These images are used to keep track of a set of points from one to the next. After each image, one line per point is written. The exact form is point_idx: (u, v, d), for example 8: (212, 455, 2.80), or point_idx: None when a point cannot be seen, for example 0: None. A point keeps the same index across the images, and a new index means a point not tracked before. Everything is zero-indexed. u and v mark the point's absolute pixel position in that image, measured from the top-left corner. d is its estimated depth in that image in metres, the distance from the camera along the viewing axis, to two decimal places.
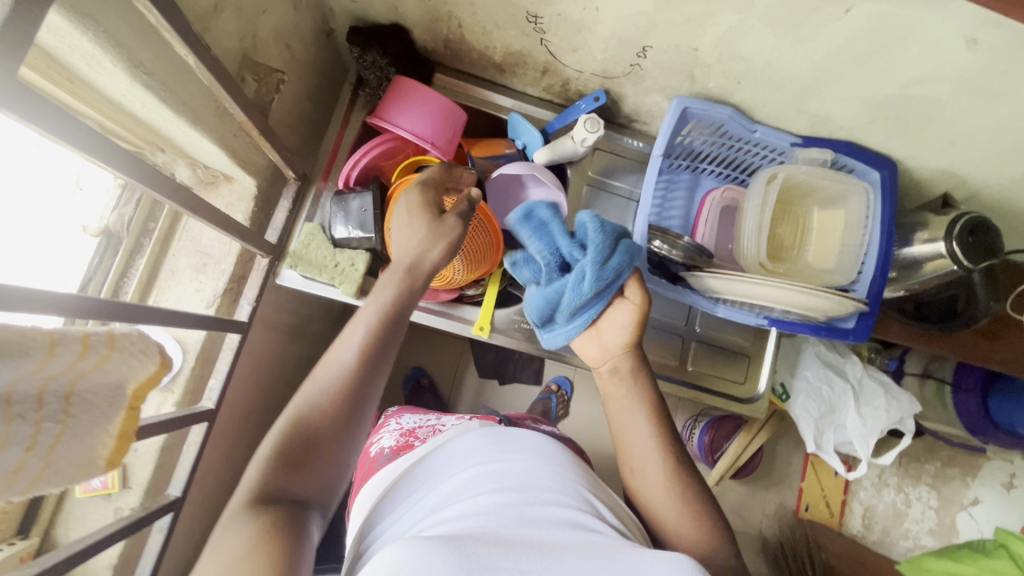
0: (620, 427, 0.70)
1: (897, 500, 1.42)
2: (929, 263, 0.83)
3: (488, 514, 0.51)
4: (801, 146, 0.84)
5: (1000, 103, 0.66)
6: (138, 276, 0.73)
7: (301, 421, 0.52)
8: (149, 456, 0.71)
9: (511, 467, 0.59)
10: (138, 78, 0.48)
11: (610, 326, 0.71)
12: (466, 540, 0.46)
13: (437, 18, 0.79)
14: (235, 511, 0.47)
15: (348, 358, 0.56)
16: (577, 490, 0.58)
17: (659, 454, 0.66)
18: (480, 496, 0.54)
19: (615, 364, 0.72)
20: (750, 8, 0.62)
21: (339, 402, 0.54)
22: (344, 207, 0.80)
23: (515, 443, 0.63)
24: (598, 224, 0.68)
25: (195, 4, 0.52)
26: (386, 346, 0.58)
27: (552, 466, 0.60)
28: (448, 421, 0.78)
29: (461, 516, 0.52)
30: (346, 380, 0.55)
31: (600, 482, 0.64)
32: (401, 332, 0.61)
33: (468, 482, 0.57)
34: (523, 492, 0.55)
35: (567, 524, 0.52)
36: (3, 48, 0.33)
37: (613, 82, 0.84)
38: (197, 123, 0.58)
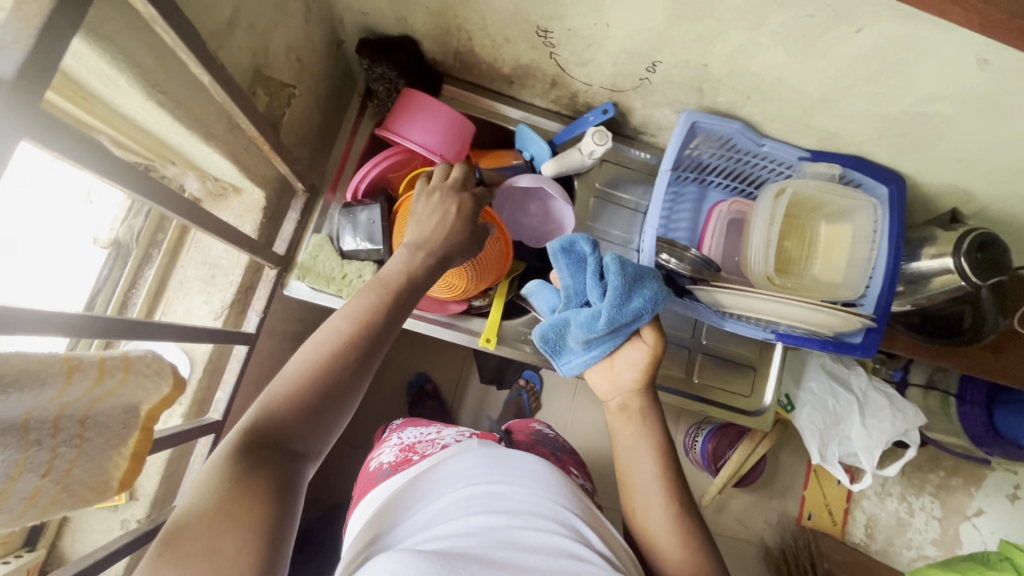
0: (624, 462, 0.70)
1: (901, 510, 1.43)
2: (937, 278, 0.83)
3: (478, 536, 0.51)
4: (809, 160, 0.84)
5: (1012, 122, 0.66)
6: (146, 287, 0.73)
7: (309, 371, 0.50)
8: (156, 468, 0.71)
9: (504, 487, 0.59)
10: (154, 98, 0.48)
11: (624, 364, 0.72)
12: (456, 562, 0.46)
13: (447, 31, 0.79)
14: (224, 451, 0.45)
15: (357, 315, 0.54)
16: (567, 516, 0.58)
17: (663, 495, 0.66)
18: (472, 518, 0.54)
19: (624, 400, 0.72)
20: (762, 27, 0.62)
21: (346, 357, 0.52)
22: (353, 219, 0.80)
23: (511, 467, 0.63)
24: (620, 267, 0.67)
25: (208, 22, 0.52)
26: (395, 318, 0.57)
27: (544, 492, 0.60)
28: (448, 435, 0.78)
29: (452, 535, 0.52)
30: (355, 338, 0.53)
31: (593, 509, 0.64)
32: (410, 306, 0.60)
33: (461, 502, 0.57)
34: (518, 514, 0.55)
35: (558, 549, 0.52)
36: (26, 78, 0.33)
37: (622, 95, 0.84)
38: (209, 139, 0.58)
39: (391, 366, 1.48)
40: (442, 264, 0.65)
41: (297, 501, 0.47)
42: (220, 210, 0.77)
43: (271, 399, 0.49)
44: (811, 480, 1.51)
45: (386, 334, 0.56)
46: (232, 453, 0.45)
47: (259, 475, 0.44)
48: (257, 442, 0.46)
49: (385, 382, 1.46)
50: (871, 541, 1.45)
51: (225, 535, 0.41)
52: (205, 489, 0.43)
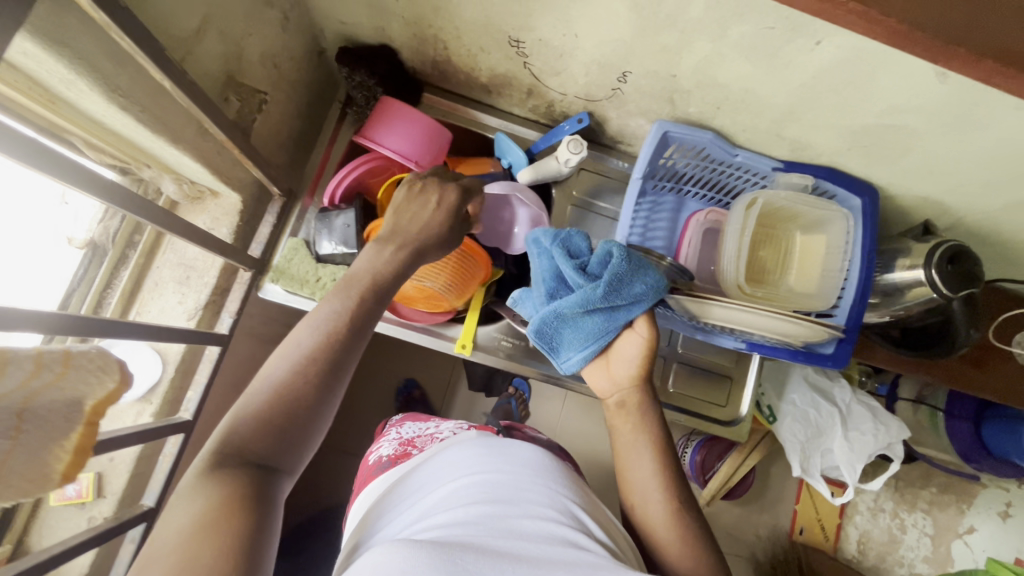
0: (624, 458, 0.70)
1: (892, 526, 1.39)
2: (911, 290, 0.83)
3: (476, 524, 0.51)
4: (782, 171, 0.85)
5: (976, 135, 0.66)
6: (121, 288, 0.74)
7: (282, 382, 0.51)
8: (124, 466, 0.72)
9: (501, 475, 0.59)
10: (115, 101, 0.49)
11: (622, 357, 0.71)
12: (453, 551, 0.46)
13: (423, 40, 0.81)
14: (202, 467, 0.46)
15: (329, 323, 0.55)
16: (566, 505, 0.57)
17: (664, 492, 0.66)
18: (468, 506, 0.54)
19: (622, 397, 0.72)
20: (723, 38, 0.63)
21: (317, 364, 0.53)
22: (328, 224, 0.80)
23: (507, 454, 0.63)
24: (621, 256, 0.66)
25: (172, 29, 0.53)
26: (364, 322, 0.57)
27: (539, 479, 0.60)
28: (445, 429, 0.78)
29: (449, 523, 0.52)
30: (329, 344, 0.54)
31: (595, 499, 0.65)
32: (379, 311, 0.60)
33: (457, 490, 0.57)
34: (512, 502, 0.55)
35: (553, 536, 0.52)
36: None
37: (596, 105, 0.85)
38: (177, 142, 0.59)
39: (379, 371, 1.48)
40: (416, 256, 0.64)
41: (278, 511, 0.47)
42: (197, 213, 0.79)
43: (241, 418, 0.49)
44: (804, 494, 1.47)
45: (354, 339, 0.56)
46: (211, 464, 0.46)
47: (236, 488, 0.45)
48: (230, 460, 0.47)
49: (372, 387, 1.46)
50: (863, 558, 1.40)
51: (203, 542, 0.41)
52: (188, 504, 0.43)
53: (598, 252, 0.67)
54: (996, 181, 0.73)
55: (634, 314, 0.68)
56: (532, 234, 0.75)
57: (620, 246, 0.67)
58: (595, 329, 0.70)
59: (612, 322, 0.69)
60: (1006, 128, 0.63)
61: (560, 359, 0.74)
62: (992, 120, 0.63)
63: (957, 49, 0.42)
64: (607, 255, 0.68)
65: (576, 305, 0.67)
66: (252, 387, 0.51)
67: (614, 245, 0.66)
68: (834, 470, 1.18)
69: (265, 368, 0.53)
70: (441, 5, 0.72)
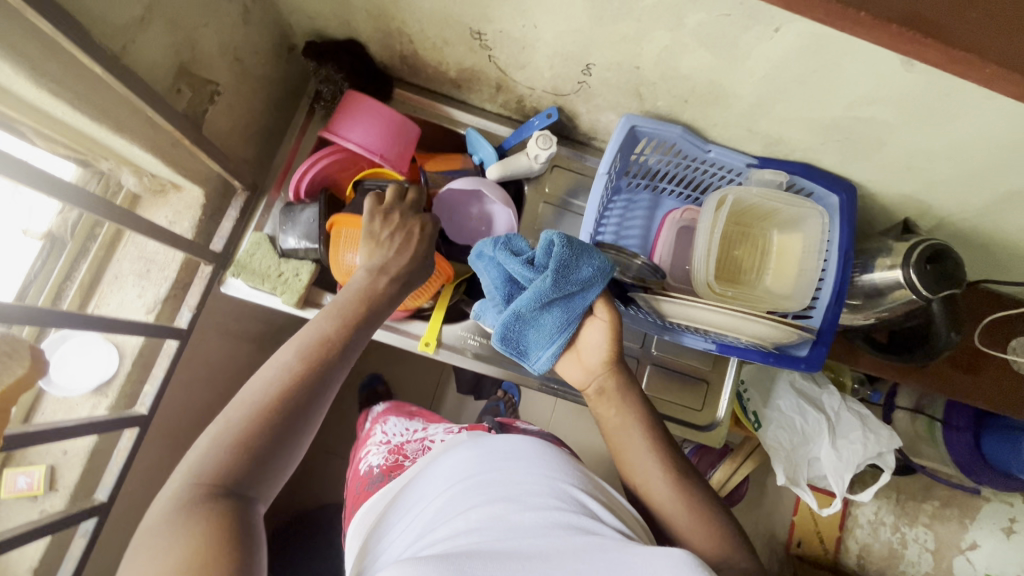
0: (618, 445, 0.67)
1: (894, 540, 1.33)
2: (891, 291, 0.79)
3: (481, 531, 0.50)
4: (756, 167, 0.82)
5: (949, 126, 0.63)
6: (79, 280, 0.74)
7: (258, 403, 0.49)
8: (77, 459, 0.72)
9: (504, 474, 0.57)
10: (45, 85, 0.49)
11: (589, 348, 0.69)
12: (457, 562, 0.44)
13: (388, 33, 0.80)
14: (179, 503, 0.43)
15: (313, 339, 0.53)
16: (573, 496, 0.56)
17: (662, 467, 0.64)
18: (468, 512, 0.52)
19: (600, 383, 0.69)
20: (680, 27, 0.61)
21: (300, 382, 0.50)
22: (294, 218, 0.81)
23: (513, 449, 0.60)
24: (564, 242, 0.64)
25: (110, 16, 0.53)
26: (354, 335, 0.55)
27: (543, 471, 0.57)
28: (436, 432, 0.76)
29: (452, 536, 0.50)
30: (313, 358, 0.52)
31: (595, 480, 0.62)
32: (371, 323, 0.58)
33: (458, 494, 0.55)
34: (516, 502, 0.53)
35: (564, 531, 0.50)
36: None
37: (565, 99, 0.83)
38: (123, 131, 0.59)
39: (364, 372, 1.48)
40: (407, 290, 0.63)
41: (261, 535, 0.45)
42: (160, 207, 0.78)
43: (217, 443, 0.46)
44: (802, 505, 1.39)
45: (346, 351, 0.54)
46: (189, 497, 0.43)
47: (221, 517, 0.43)
48: (208, 491, 0.44)
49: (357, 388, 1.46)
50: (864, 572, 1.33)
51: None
52: (171, 546, 0.41)
53: (539, 244, 0.64)
54: (975, 175, 0.69)
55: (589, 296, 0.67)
56: (475, 248, 0.72)
57: (559, 233, 0.64)
58: (554, 326, 0.68)
59: (572, 311, 0.67)
60: (979, 117, 0.60)
61: (531, 361, 0.71)
62: (964, 109, 0.60)
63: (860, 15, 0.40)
64: (550, 245, 0.65)
65: (531, 301, 0.65)
66: (228, 413, 0.48)
67: (553, 233, 0.63)
68: (822, 479, 1.13)
69: (243, 393, 0.50)
70: None
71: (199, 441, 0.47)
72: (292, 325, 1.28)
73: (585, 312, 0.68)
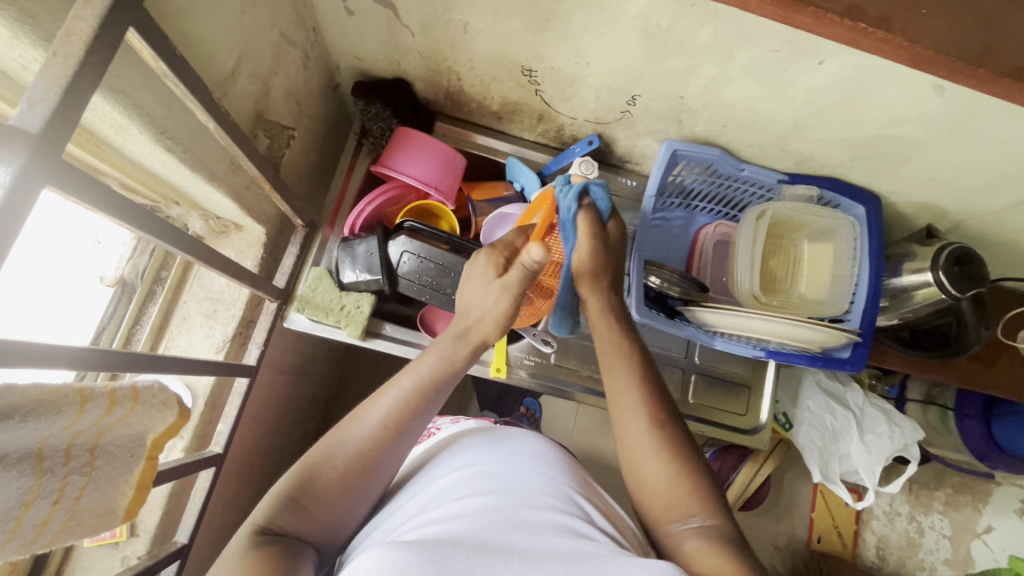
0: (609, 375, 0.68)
1: (910, 530, 1.37)
2: (919, 292, 0.85)
3: (475, 517, 0.51)
4: (788, 183, 0.88)
5: (974, 142, 0.69)
6: (150, 323, 0.75)
7: (316, 467, 0.56)
8: (157, 503, 0.72)
9: (497, 466, 0.60)
10: (162, 143, 0.51)
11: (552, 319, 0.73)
12: (439, 547, 0.45)
13: (437, 71, 0.83)
14: (241, 539, 0.50)
15: (382, 412, 0.59)
16: (565, 492, 0.59)
17: (643, 411, 0.63)
18: (465, 501, 0.54)
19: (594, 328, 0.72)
20: (731, 61, 0.66)
21: (360, 454, 0.57)
22: (351, 252, 0.83)
23: (506, 446, 0.65)
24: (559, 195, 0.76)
25: (212, 72, 0.56)
26: (417, 416, 0.60)
27: (544, 471, 0.61)
28: (442, 422, 0.85)
29: (444, 522, 0.51)
30: (380, 429, 0.58)
31: (593, 487, 0.66)
32: (435, 403, 0.62)
33: (455, 484, 0.59)
34: (511, 497, 0.55)
35: (559, 528, 0.53)
36: (66, 128, 0.35)
37: (605, 127, 0.88)
38: (213, 179, 0.61)
39: None
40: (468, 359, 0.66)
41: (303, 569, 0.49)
42: (223, 247, 0.80)
43: (278, 495, 0.54)
44: (819, 501, 1.44)
45: (407, 431, 0.59)
46: (249, 537, 0.50)
47: (269, 548, 0.49)
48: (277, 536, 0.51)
49: None
50: (884, 564, 1.37)
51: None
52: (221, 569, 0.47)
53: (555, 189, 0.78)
54: (991, 184, 0.76)
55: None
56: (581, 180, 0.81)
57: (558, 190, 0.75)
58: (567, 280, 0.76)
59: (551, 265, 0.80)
60: (1003, 135, 0.66)
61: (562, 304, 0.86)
62: (990, 127, 0.66)
63: (980, 70, 0.40)
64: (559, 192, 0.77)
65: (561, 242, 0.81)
66: (296, 467, 0.57)
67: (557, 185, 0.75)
68: (853, 475, 1.17)
69: (315, 449, 0.58)
70: (456, 39, 0.75)
71: (268, 492, 0.55)
72: (321, 353, 1.28)
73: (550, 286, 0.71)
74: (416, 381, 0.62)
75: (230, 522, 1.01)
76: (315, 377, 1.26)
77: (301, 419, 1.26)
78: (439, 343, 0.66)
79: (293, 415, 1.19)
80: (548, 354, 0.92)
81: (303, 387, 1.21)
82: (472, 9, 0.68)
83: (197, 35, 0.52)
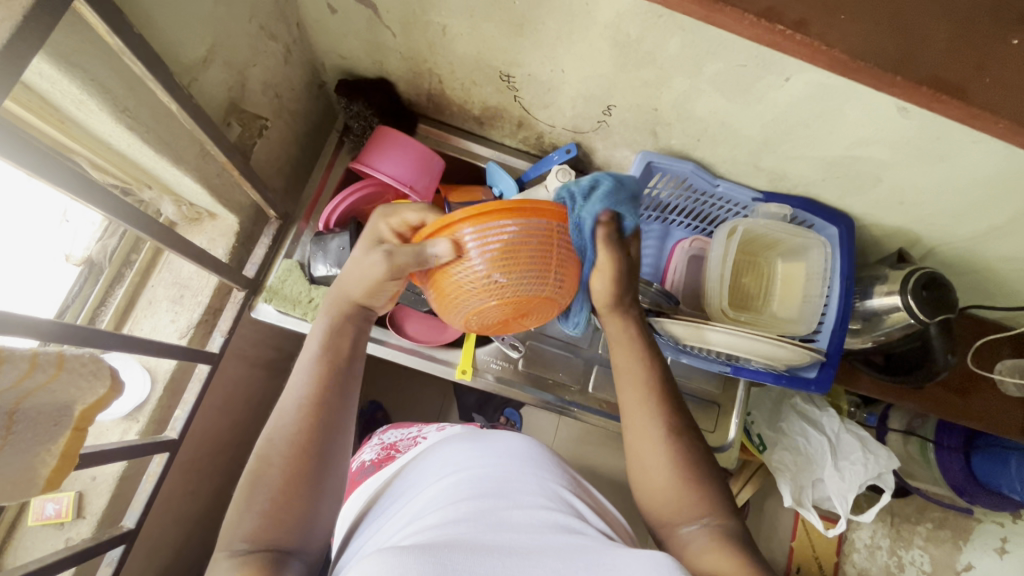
0: (621, 377, 0.65)
1: (891, 564, 1.32)
2: (889, 315, 0.85)
3: (467, 521, 0.51)
4: (762, 201, 0.88)
5: (938, 166, 0.69)
6: (115, 304, 0.76)
7: (261, 469, 0.51)
8: (106, 485, 0.71)
9: (483, 469, 0.60)
10: (122, 121, 0.53)
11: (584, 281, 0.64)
12: (442, 552, 0.45)
13: (419, 73, 0.85)
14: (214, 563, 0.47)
15: (306, 394, 0.56)
16: (553, 493, 0.59)
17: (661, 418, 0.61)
18: (458, 502, 0.54)
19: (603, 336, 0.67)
20: (699, 75, 0.67)
21: (302, 441, 0.53)
22: (323, 246, 0.83)
23: (490, 446, 0.65)
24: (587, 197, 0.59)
25: (180, 57, 0.58)
26: (336, 388, 0.57)
27: (531, 471, 0.61)
28: (427, 430, 0.84)
29: (440, 524, 0.51)
30: (310, 411, 0.55)
31: (582, 483, 0.66)
32: (349, 367, 0.60)
33: (445, 490, 0.58)
34: (502, 498, 0.55)
35: (550, 526, 0.53)
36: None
37: (584, 136, 0.89)
38: (179, 162, 0.62)
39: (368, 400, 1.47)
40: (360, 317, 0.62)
41: None
42: (195, 234, 0.81)
43: (239, 514, 0.50)
44: (800, 530, 1.39)
45: (333, 404, 0.56)
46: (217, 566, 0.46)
47: (260, 563, 0.46)
48: (250, 553, 0.47)
49: None
50: None
51: None
52: None
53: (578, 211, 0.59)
54: (959, 210, 0.76)
55: (605, 209, 0.57)
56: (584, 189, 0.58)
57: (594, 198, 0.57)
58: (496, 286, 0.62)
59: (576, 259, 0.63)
60: (966, 160, 0.67)
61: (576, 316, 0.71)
62: (953, 151, 0.66)
63: (896, 77, 0.40)
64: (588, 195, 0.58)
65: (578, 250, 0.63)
66: (241, 483, 0.52)
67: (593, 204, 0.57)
68: (827, 501, 1.15)
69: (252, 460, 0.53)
70: (435, 41, 0.76)
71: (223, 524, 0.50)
72: (299, 351, 1.27)
73: (601, 215, 0.58)
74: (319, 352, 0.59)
75: (189, 515, 0.99)
76: (290, 374, 1.25)
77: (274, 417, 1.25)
78: (328, 305, 0.62)
79: (264, 411, 1.18)
80: (516, 359, 0.91)
81: (276, 383, 1.20)
82: (447, 12, 0.69)
83: (164, 19, 0.53)
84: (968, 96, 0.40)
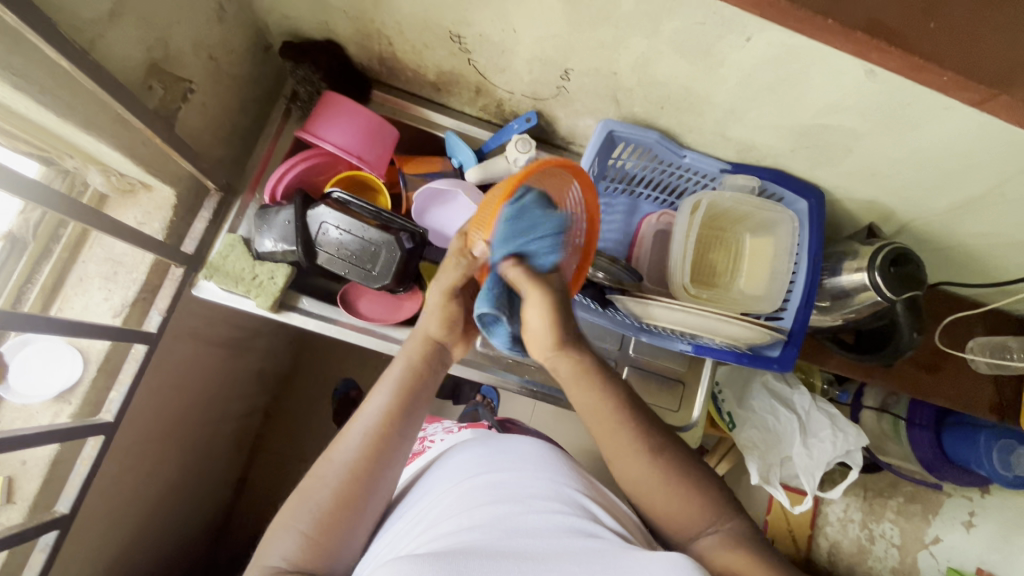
0: (592, 424, 0.62)
1: (862, 537, 1.30)
2: (858, 294, 0.81)
3: (484, 527, 0.48)
4: (729, 172, 0.84)
5: (909, 134, 0.65)
6: (41, 282, 0.72)
7: (314, 490, 0.54)
8: (37, 470, 0.68)
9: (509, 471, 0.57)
10: (7, 79, 0.49)
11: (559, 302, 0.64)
12: (453, 562, 0.42)
13: (367, 34, 0.79)
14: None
15: (371, 424, 0.57)
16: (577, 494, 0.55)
17: (640, 441, 0.59)
18: (475, 508, 0.51)
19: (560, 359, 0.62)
20: (657, 34, 0.63)
21: (359, 469, 0.54)
22: (268, 220, 0.79)
23: (518, 447, 0.62)
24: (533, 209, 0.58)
25: (76, 11, 0.53)
26: (402, 424, 0.58)
27: (557, 472, 0.58)
28: (436, 431, 0.80)
29: (456, 531, 0.49)
30: (370, 442, 0.56)
31: (593, 480, 0.61)
32: (418, 407, 0.60)
33: (462, 493, 0.55)
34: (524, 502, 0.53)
35: (571, 530, 0.50)
36: None
37: (544, 103, 0.84)
38: (88, 127, 0.58)
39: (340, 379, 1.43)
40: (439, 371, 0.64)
41: None
42: (128, 207, 0.76)
43: (283, 531, 0.52)
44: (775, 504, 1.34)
45: (394, 440, 0.57)
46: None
47: None
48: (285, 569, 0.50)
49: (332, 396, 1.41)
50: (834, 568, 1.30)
51: None
52: None
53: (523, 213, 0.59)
54: (930, 181, 0.72)
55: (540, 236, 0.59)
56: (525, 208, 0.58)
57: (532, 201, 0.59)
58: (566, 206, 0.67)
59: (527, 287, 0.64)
60: (933, 129, 0.63)
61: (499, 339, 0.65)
62: (926, 119, 0.62)
63: (822, 19, 0.38)
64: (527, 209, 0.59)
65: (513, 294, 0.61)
66: (295, 500, 0.54)
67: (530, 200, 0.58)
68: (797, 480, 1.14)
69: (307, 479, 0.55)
70: None
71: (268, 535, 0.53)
72: (266, 330, 1.24)
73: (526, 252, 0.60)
74: (395, 389, 0.59)
75: (145, 497, 0.97)
76: (254, 354, 1.21)
77: (240, 398, 1.22)
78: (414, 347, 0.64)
79: (227, 392, 1.15)
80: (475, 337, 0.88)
81: (239, 364, 1.16)
82: None
83: None
84: (903, 41, 0.39)
